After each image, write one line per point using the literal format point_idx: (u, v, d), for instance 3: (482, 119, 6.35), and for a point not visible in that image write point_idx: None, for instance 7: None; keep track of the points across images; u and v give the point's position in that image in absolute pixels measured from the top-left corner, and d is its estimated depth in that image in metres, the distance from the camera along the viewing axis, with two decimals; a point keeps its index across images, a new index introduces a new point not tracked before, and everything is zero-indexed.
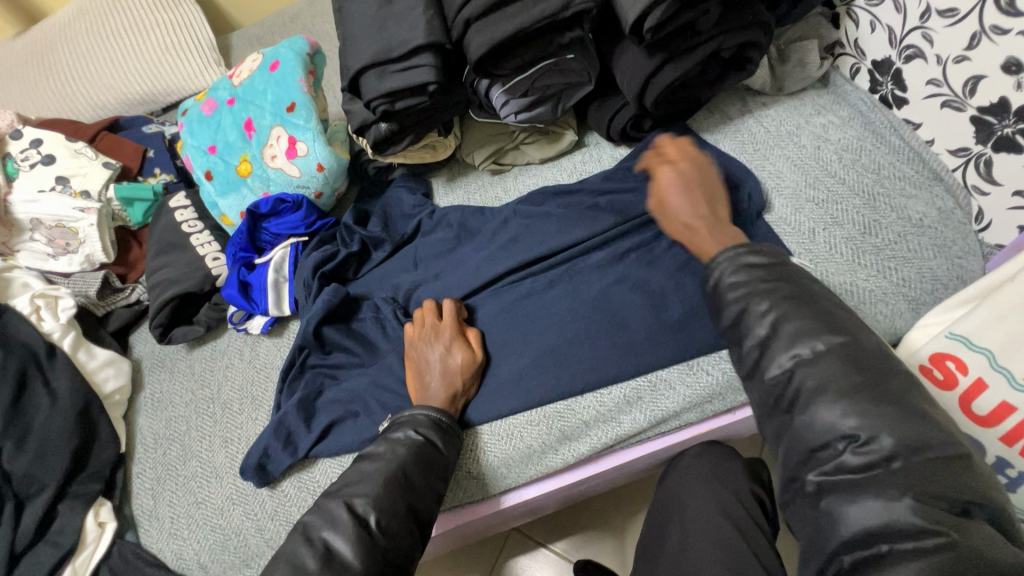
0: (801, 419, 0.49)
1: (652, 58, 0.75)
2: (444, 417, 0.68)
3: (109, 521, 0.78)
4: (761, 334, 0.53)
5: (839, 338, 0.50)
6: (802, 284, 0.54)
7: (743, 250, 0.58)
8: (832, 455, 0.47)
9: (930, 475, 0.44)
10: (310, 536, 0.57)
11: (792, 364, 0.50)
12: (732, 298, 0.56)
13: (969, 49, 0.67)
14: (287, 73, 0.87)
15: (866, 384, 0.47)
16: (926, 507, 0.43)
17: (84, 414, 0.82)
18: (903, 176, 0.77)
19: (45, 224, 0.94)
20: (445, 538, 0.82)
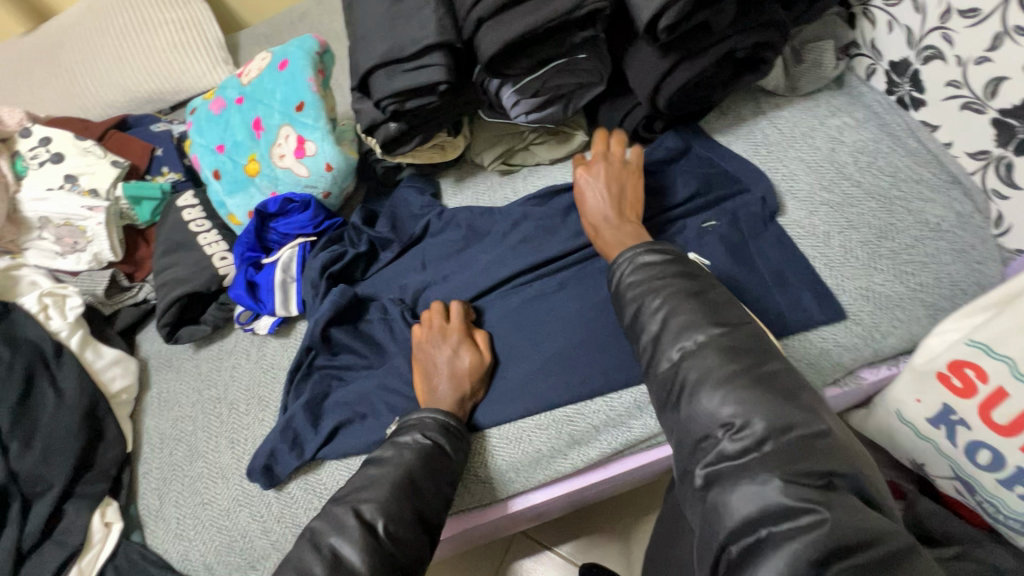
0: (686, 412, 0.54)
1: (666, 58, 0.74)
2: (452, 421, 0.68)
3: (115, 522, 0.78)
4: (654, 329, 0.59)
5: (718, 329, 0.56)
6: (691, 279, 0.61)
7: (641, 250, 0.64)
8: (713, 444, 0.51)
9: (798, 454, 0.48)
10: (317, 543, 0.57)
11: (679, 357, 0.56)
12: (630, 296, 0.62)
13: (991, 50, 0.65)
14: (296, 71, 0.87)
15: (738, 372, 0.53)
16: (795, 486, 0.46)
17: (91, 413, 0.82)
18: (920, 179, 0.76)
19: (53, 223, 0.94)
20: (452, 542, 0.81)
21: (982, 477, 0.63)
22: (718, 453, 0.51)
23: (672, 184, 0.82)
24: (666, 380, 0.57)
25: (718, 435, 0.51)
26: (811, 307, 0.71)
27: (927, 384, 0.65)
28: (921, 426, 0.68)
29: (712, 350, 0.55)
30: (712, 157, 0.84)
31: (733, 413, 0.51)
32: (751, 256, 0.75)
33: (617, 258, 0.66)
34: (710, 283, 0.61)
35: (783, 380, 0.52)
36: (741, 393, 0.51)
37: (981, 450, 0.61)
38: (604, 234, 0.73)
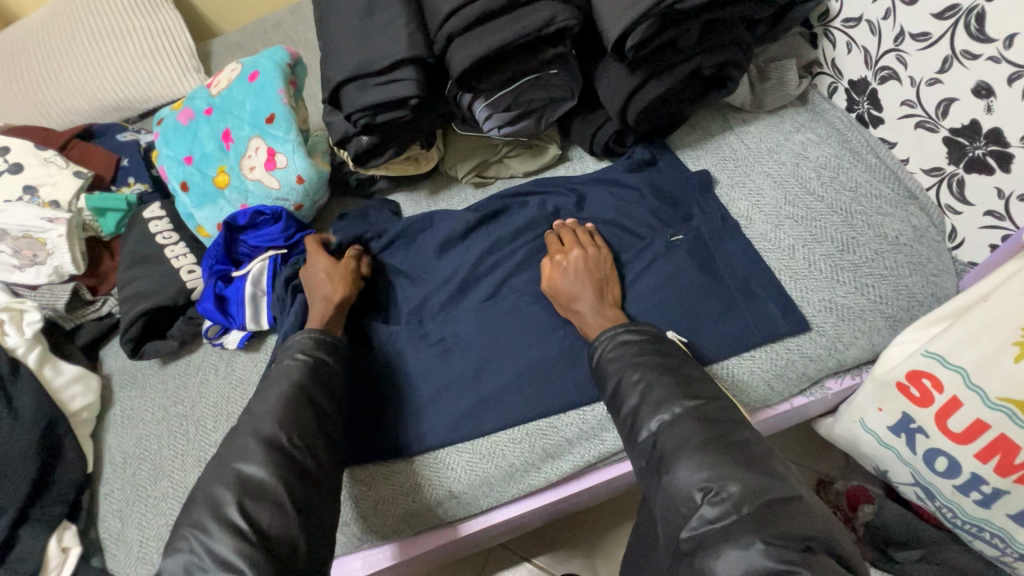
0: (666, 479, 0.54)
1: (635, 75, 0.75)
2: (326, 335, 0.70)
3: (73, 546, 0.75)
4: (632, 402, 0.61)
5: (693, 402, 0.58)
6: (669, 358, 0.64)
7: (620, 329, 0.67)
8: (692, 509, 0.51)
9: (770, 518, 0.48)
10: (222, 471, 0.56)
11: (657, 428, 0.58)
12: (611, 370, 0.65)
13: (941, 72, 0.68)
14: (266, 83, 0.86)
15: (714, 438, 0.55)
16: (774, 548, 0.46)
17: (49, 433, 0.79)
18: (880, 194, 0.78)
19: (10, 235, 0.90)
20: (410, 564, 0.79)
21: (940, 483, 0.65)
22: (702, 519, 0.51)
23: (642, 198, 0.84)
24: (645, 450, 0.59)
25: (698, 500, 0.51)
26: (777, 319, 0.72)
27: (888, 393, 0.67)
28: (883, 435, 0.69)
29: (687, 422, 0.57)
30: (682, 171, 0.85)
31: (707, 477, 0.52)
32: (719, 269, 0.76)
33: (598, 336, 0.68)
34: (686, 361, 0.64)
35: (751, 448, 0.54)
36: (715, 458, 0.53)
37: (938, 457, 0.64)
38: (584, 317, 0.73)
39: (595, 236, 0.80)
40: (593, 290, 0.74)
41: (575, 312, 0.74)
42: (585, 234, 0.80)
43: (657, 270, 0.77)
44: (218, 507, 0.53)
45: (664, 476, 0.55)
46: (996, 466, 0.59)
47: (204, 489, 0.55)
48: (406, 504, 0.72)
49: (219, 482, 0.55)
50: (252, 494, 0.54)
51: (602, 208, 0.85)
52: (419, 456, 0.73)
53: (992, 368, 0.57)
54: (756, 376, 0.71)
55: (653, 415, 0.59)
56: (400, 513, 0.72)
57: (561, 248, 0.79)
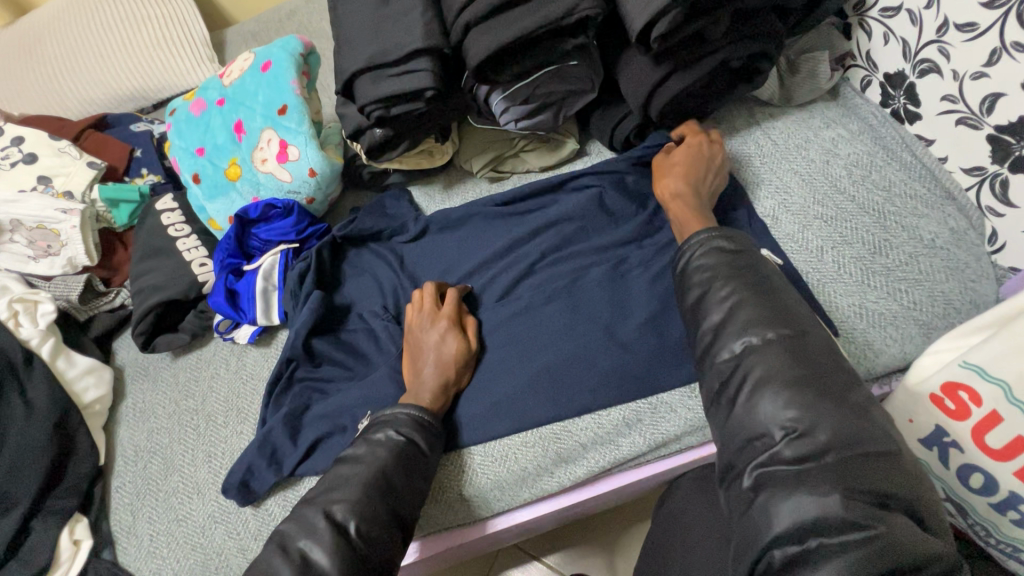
0: (743, 408, 0.51)
1: (659, 67, 0.72)
2: (426, 415, 0.66)
3: (84, 539, 0.75)
4: (716, 318, 0.58)
5: (787, 331, 0.53)
6: (761, 276, 0.59)
7: (714, 234, 0.63)
8: (767, 446, 0.49)
9: (856, 469, 0.45)
10: (285, 546, 0.54)
11: (742, 350, 0.54)
12: (697, 280, 0.61)
13: (988, 65, 0.64)
14: (279, 73, 0.84)
15: (808, 377, 0.50)
16: (853, 500, 0.43)
17: (61, 425, 0.79)
18: (915, 194, 0.75)
19: (25, 225, 0.90)
20: (443, 556, 0.78)
21: (973, 500, 0.62)
22: (774, 456, 0.48)
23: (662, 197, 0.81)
24: (723, 370, 0.55)
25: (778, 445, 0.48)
26: None
27: (920, 405, 0.64)
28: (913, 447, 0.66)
29: (777, 353, 0.52)
30: None
31: (795, 419, 0.48)
32: None
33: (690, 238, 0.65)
34: (784, 285, 0.58)
35: (851, 394, 0.49)
36: (804, 399, 0.49)
37: (974, 473, 0.61)
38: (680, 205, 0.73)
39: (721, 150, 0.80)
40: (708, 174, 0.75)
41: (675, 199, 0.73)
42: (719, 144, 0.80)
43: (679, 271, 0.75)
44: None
45: (739, 403, 0.52)
46: None
47: (264, 560, 0.54)
48: (434, 499, 0.71)
49: (282, 555, 0.53)
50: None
51: (620, 207, 0.83)
52: (449, 453, 0.72)
53: None
54: None
55: (739, 334, 0.55)
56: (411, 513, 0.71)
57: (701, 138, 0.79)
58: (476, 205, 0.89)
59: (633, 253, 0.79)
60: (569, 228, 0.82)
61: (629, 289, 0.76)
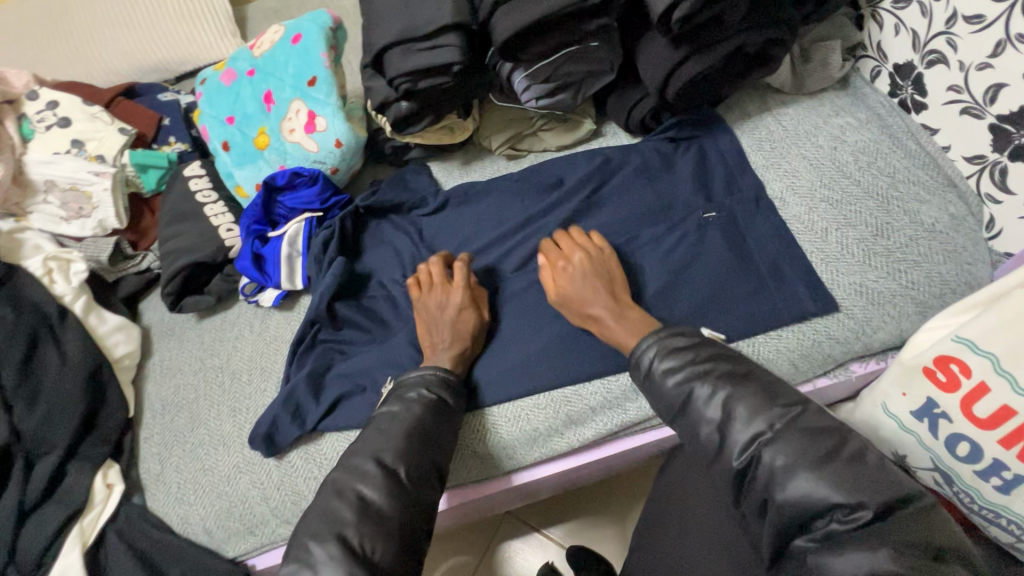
0: (781, 496, 0.51)
1: (677, 50, 0.75)
2: (451, 375, 0.70)
3: (116, 484, 0.79)
4: (714, 416, 0.57)
5: (790, 410, 0.55)
6: (729, 360, 0.61)
7: (668, 334, 0.65)
8: (821, 524, 0.50)
9: (901, 526, 0.47)
10: (342, 489, 0.58)
11: (755, 444, 0.54)
12: (675, 384, 0.61)
13: (993, 57, 0.67)
14: (309, 46, 0.87)
15: (834, 450, 0.51)
16: (904, 555, 0.45)
17: (94, 377, 0.83)
18: (918, 180, 0.78)
19: (58, 187, 0.94)
20: (466, 509, 0.83)
21: (960, 468, 0.66)
22: (826, 529, 0.49)
23: (678, 183, 0.84)
24: (745, 471, 0.55)
25: (819, 516, 0.50)
26: (805, 300, 0.73)
27: (913, 378, 0.68)
28: (905, 419, 0.70)
29: (789, 437, 0.53)
30: (718, 155, 0.86)
31: (833, 492, 0.49)
32: (750, 248, 0.77)
33: (641, 344, 0.66)
34: (756, 365, 0.61)
35: (869, 458, 0.51)
36: (836, 473, 0.50)
37: (960, 442, 0.64)
38: (606, 324, 0.71)
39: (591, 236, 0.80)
40: (602, 292, 0.73)
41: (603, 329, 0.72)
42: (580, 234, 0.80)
43: (690, 249, 0.78)
44: (339, 525, 0.55)
45: (775, 491, 0.52)
46: (1018, 452, 0.59)
47: (323, 505, 0.58)
48: (460, 454, 0.75)
49: (342, 500, 0.57)
50: (371, 520, 0.56)
51: (634, 186, 0.86)
52: (471, 411, 0.76)
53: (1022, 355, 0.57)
54: (782, 355, 0.72)
55: (747, 429, 0.55)
56: None
57: (561, 253, 0.78)
58: (494, 181, 0.92)
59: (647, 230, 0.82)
60: (583, 205, 0.86)
61: (640, 263, 0.79)
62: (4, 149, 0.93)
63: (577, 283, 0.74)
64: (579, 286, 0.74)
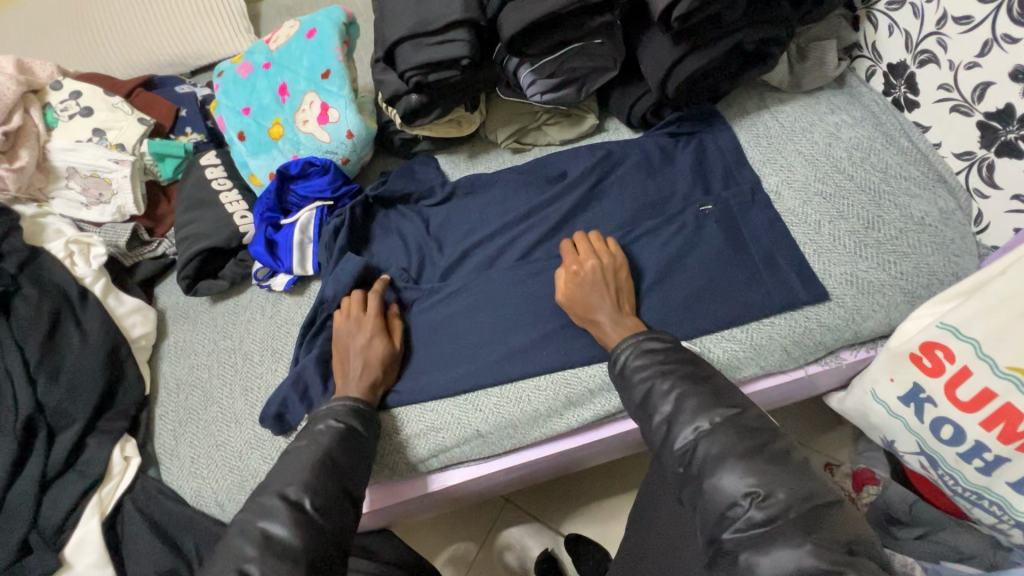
0: (710, 485, 0.54)
1: (678, 46, 0.78)
2: (361, 403, 0.72)
3: (133, 457, 0.83)
4: (666, 410, 0.61)
5: (729, 411, 0.58)
6: (693, 365, 0.64)
7: (643, 337, 0.68)
8: (739, 514, 0.52)
9: (816, 521, 0.50)
10: (244, 528, 0.59)
11: (695, 436, 0.57)
12: (640, 379, 0.65)
13: (981, 56, 0.70)
14: (323, 40, 0.90)
15: (757, 448, 0.55)
16: (823, 549, 0.48)
17: (113, 355, 0.86)
18: (909, 176, 0.80)
19: (80, 173, 0.97)
20: (399, 508, 0.86)
21: (944, 451, 0.69)
22: (747, 518, 0.51)
23: (677, 177, 0.87)
24: (682, 458, 0.58)
25: (741, 504, 0.52)
26: (799, 288, 0.76)
27: (900, 364, 0.70)
28: (893, 404, 0.72)
29: (726, 431, 0.56)
30: (717, 149, 0.89)
31: (755, 483, 0.52)
32: (746, 239, 0.80)
33: (620, 343, 0.69)
34: (714, 370, 0.64)
35: (791, 456, 0.55)
36: (757, 465, 0.53)
37: (944, 425, 0.67)
38: (602, 326, 0.73)
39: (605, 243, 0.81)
40: (611, 302, 0.74)
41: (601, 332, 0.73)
42: (593, 237, 0.81)
43: (688, 240, 0.81)
44: (240, 560, 0.56)
45: (706, 480, 0.55)
46: (999, 434, 0.62)
47: (228, 546, 0.58)
48: (383, 453, 0.78)
49: (245, 538, 0.58)
50: (274, 554, 0.56)
51: (635, 180, 0.89)
52: (422, 406, 0.79)
53: (1003, 340, 0.60)
54: (774, 341, 0.75)
55: (691, 422, 0.58)
56: (430, 446, 0.78)
57: (577, 258, 0.79)
58: (500, 173, 0.95)
59: (646, 222, 0.85)
60: (586, 196, 0.89)
61: (640, 252, 0.82)
62: (29, 138, 0.96)
63: (589, 291, 0.75)
64: (593, 296, 0.75)
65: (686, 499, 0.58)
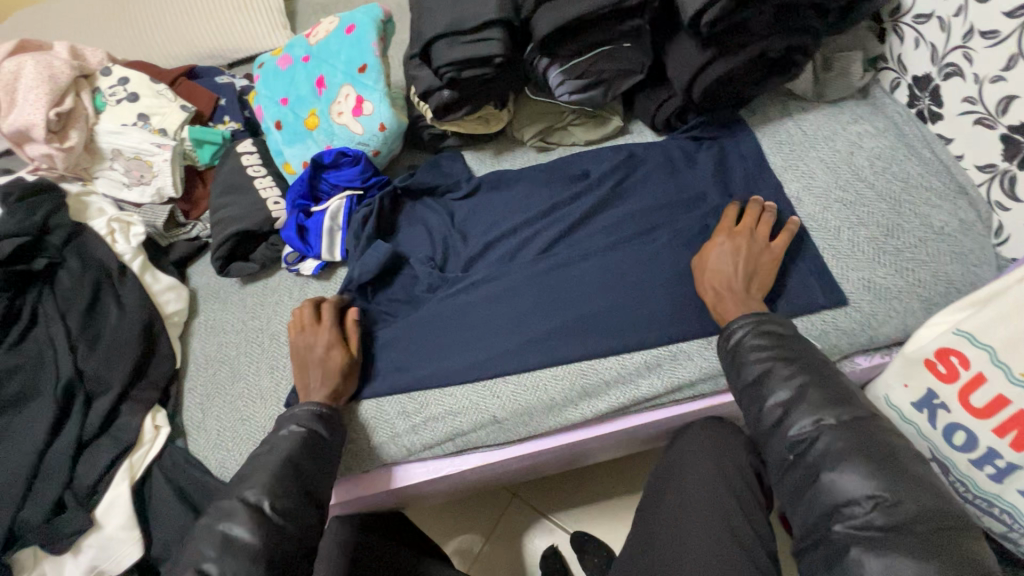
0: (828, 480, 0.58)
1: (704, 52, 0.80)
2: (325, 408, 0.75)
3: (163, 426, 0.86)
4: (783, 396, 0.63)
5: (849, 414, 0.60)
6: (813, 358, 0.65)
7: (764, 319, 0.69)
8: (855, 512, 0.56)
9: (938, 535, 0.53)
10: (208, 529, 0.63)
11: (815, 429, 0.61)
12: (756, 358, 0.67)
13: (1006, 70, 0.71)
14: (362, 36, 0.94)
15: (886, 454, 0.57)
16: (946, 564, 0.51)
17: (148, 329, 0.90)
18: (930, 186, 0.81)
19: (123, 155, 1.02)
20: (416, 490, 0.88)
21: (955, 457, 0.69)
22: (863, 518, 0.56)
23: (698, 179, 0.89)
24: (796, 447, 0.61)
25: (858, 504, 0.56)
26: (816, 292, 0.77)
27: (915, 370, 0.71)
28: (906, 410, 0.73)
29: (851, 432, 0.59)
30: (739, 154, 0.91)
31: (877, 488, 0.56)
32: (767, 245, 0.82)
33: (737, 318, 0.70)
34: (834, 367, 0.65)
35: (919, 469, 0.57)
36: (880, 470, 0.56)
37: (957, 431, 0.68)
38: (724, 301, 0.74)
39: (770, 227, 0.79)
40: (740, 275, 0.75)
41: (718, 300, 0.75)
42: (763, 219, 0.79)
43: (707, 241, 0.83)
44: (200, 560, 0.60)
45: (823, 474, 0.59)
46: (1012, 440, 0.63)
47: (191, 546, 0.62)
48: (350, 448, 0.82)
49: (207, 540, 0.62)
50: (232, 554, 0.60)
51: (657, 181, 0.91)
52: (452, 387, 0.82)
53: (1019, 346, 0.61)
54: None
55: (810, 413, 0.61)
56: (446, 430, 0.81)
57: (735, 228, 0.79)
58: (524, 170, 0.98)
59: (668, 224, 0.87)
60: (608, 195, 0.91)
61: (659, 251, 0.84)
62: (79, 120, 1.00)
63: (723, 259, 0.76)
64: (724, 264, 0.76)
65: (790, 486, 0.62)
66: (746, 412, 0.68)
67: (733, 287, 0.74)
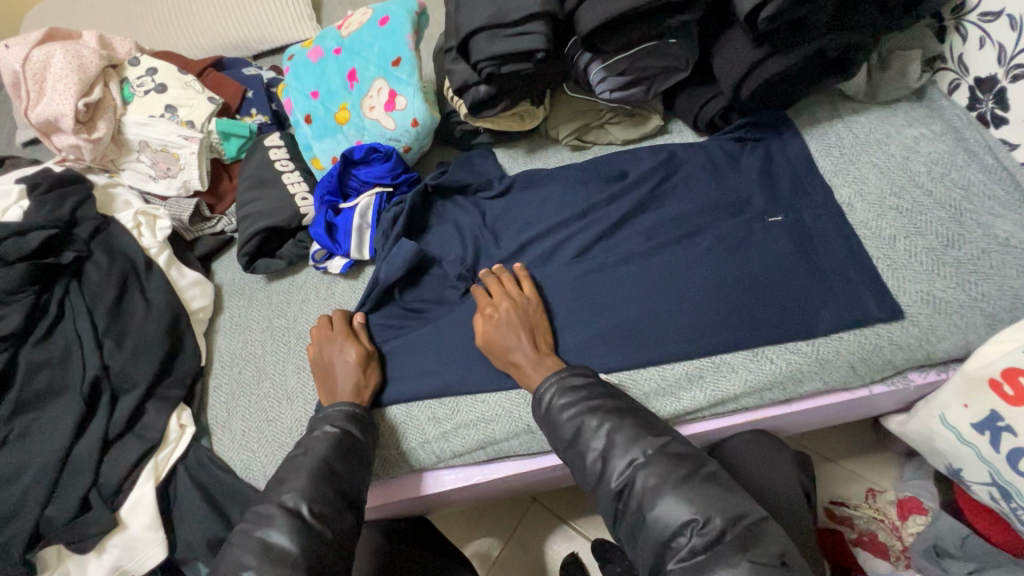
0: (652, 515, 0.59)
1: (758, 49, 0.76)
2: (358, 408, 0.73)
3: (188, 425, 0.85)
4: (598, 446, 0.64)
5: (651, 445, 0.62)
6: (617, 397, 0.68)
7: (565, 372, 0.70)
8: (682, 541, 0.57)
9: (752, 540, 0.55)
10: (244, 538, 0.61)
11: (630, 468, 0.62)
12: (569, 417, 0.66)
13: None
14: (396, 28, 0.91)
15: (687, 474, 0.60)
16: (759, 565, 0.53)
17: (174, 325, 0.88)
18: (992, 195, 0.77)
19: (150, 147, 1.01)
20: (441, 497, 0.86)
21: (1020, 483, 0.65)
22: (688, 547, 0.56)
23: (742, 183, 0.86)
24: (620, 494, 0.62)
25: (682, 533, 0.57)
26: (869, 304, 0.73)
27: (978, 390, 0.67)
28: (964, 431, 0.70)
29: (659, 461, 0.61)
30: (786, 157, 0.87)
31: (692, 511, 0.57)
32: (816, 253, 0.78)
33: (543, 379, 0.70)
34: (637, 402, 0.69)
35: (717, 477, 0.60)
36: (694, 494, 0.58)
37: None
38: (524, 371, 0.75)
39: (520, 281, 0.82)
40: (525, 341, 0.76)
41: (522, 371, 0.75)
42: (510, 281, 0.82)
43: (753, 248, 0.80)
44: (240, 568, 0.58)
45: (646, 511, 0.59)
46: None
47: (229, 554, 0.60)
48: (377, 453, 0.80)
49: (242, 548, 0.60)
50: (272, 560, 0.58)
51: (699, 183, 0.87)
52: (484, 394, 0.79)
53: None
54: (841, 357, 0.73)
55: (625, 455, 0.62)
56: (477, 438, 0.78)
57: (491, 299, 0.80)
58: (559, 170, 0.95)
59: (711, 228, 0.83)
60: (648, 197, 0.88)
61: (702, 257, 0.80)
62: (107, 111, 0.99)
63: (504, 328, 0.77)
64: (504, 336, 0.76)
65: (625, 533, 0.62)
66: (573, 470, 0.67)
67: (527, 356, 0.75)
